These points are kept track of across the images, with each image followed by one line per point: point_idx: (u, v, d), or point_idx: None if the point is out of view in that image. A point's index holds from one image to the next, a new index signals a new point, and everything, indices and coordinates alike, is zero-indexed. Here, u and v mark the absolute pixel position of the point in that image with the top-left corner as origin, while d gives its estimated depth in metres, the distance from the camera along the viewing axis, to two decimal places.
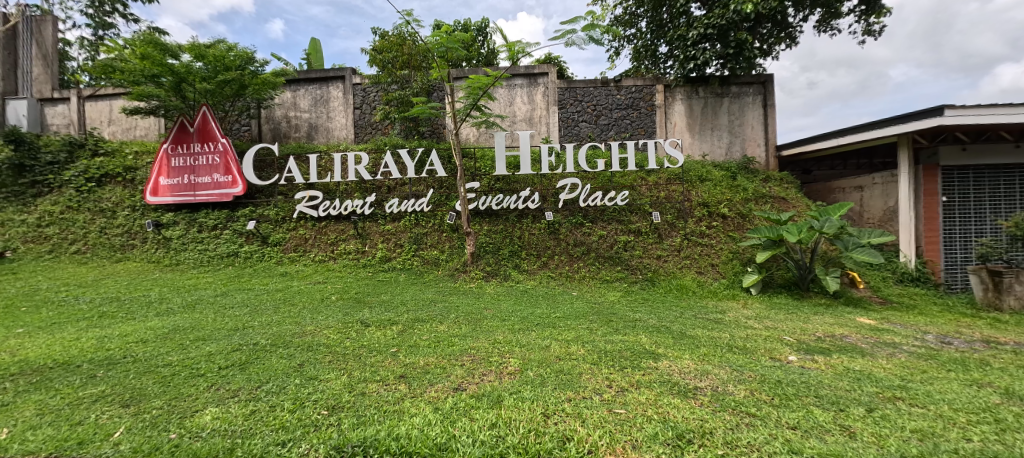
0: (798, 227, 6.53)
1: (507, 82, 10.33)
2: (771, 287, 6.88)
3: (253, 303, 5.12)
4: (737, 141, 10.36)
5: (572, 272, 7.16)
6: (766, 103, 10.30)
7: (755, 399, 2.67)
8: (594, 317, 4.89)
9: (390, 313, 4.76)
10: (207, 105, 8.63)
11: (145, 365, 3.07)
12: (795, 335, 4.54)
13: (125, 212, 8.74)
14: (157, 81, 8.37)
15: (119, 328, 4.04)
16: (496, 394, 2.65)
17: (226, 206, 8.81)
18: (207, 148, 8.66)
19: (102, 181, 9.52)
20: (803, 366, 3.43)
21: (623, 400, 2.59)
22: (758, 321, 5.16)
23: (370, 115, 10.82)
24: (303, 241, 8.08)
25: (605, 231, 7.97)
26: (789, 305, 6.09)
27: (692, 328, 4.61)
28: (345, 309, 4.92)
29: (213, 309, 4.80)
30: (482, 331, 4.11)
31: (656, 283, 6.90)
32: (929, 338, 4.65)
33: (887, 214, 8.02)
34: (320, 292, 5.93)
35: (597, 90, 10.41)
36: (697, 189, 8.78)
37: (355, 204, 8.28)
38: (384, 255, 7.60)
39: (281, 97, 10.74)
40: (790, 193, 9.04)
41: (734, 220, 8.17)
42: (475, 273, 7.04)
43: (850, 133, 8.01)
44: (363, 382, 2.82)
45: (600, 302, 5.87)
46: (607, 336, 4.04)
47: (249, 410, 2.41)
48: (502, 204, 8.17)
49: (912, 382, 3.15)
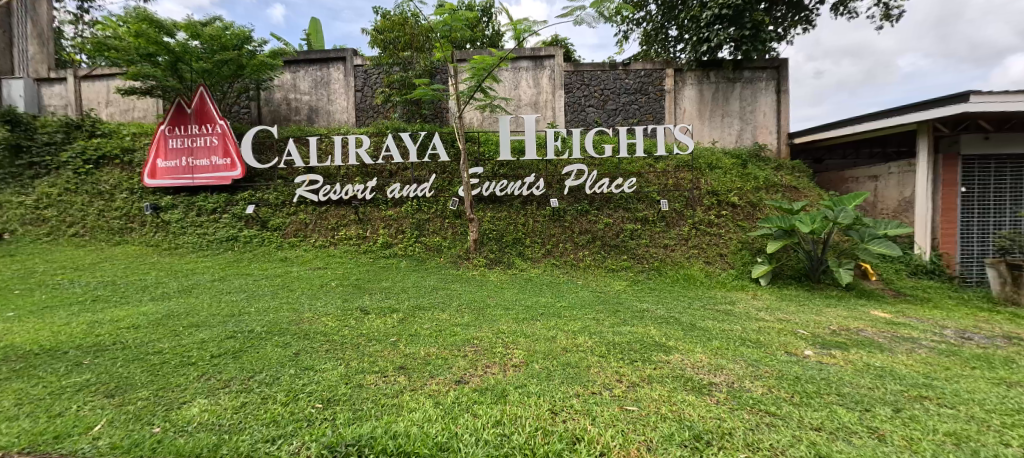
0: (811, 217, 6.41)
1: (512, 65, 10.06)
2: (781, 278, 6.73)
3: (251, 289, 4.99)
4: (748, 127, 10.12)
5: (577, 260, 7.01)
6: (779, 89, 10.04)
7: (775, 397, 2.52)
8: (600, 307, 4.75)
9: (391, 301, 4.63)
10: (204, 86, 8.42)
11: (134, 352, 2.94)
12: (809, 328, 4.40)
13: (123, 195, 8.60)
14: (154, 60, 8.15)
15: (112, 313, 3.91)
16: (501, 387, 2.52)
17: (225, 190, 8.65)
18: (205, 129, 8.49)
19: (100, 162, 9.38)
20: (822, 361, 3.29)
21: (636, 397, 2.44)
22: (771, 312, 5.02)
23: (372, 98, 10.59)
24: (304, 226, 7.94)
25: (611, 219, 7.79)
26: (800, 297, 5.94)
27: (701, 320, 4.48)
28: (345, 296, 4.81)
29: (209, 294, 4.69)
30: (488, 320, 3.99)
31: (663, 273, 6.75)
32: (949, 333, 4.49)
33: (902, 205, 7.82)
34: (319, 278, 5.79)
35: (604, 75, 10.16)
36: (706, 177, 8.56)
37: (356, 189, 8.12)
38: (385, 241, 7.46)
39: (282, 78, 10.53)
40: (802, 181, 8.79)
41: (745, 209, 7.97)
42: (478, 260, 6.89)
43: (868, 120, 7.77)
44: (362, 373, 2.69)
45: (605, 291, 5.75)
46: (615, 327, 3.90)
47: (239, 403, 2.27)
48: (506, 190, 7.99)
49: (937, 380, 3.00)
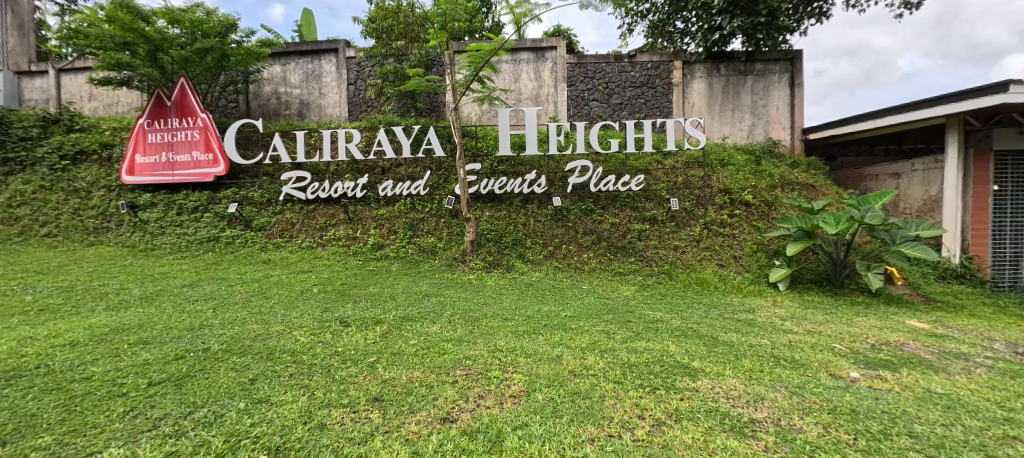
0: (835, 217, 5.94)
1: (513, 56, 9.57)
2: (800, 283, 6.25)
3: (222, 296, 4.49)
4: (760, 123, 9.64)
5: (581, 263, 6.52)
6: (793, 82, 9.55)
7: (835, 442, 2.04)
8: (610, 317, 4.26)
9: (376, 310, 4.15)
10: (185, 76, 7.94)
11: (58, 378, 2.46)
12: (846, 342, 3.92)
13: (100, 193, 8.14)
14: (131, 49, 7.67)
15: (52, 326, 3.41)
16: (496, 429, 2.06)
17: (208, 187, 8.18)
18: (185, 123, 8.00)
19: (77, 158, 8.89)
20: (873, 386, 2.81)
21: (664, 442, 1.99)
22: (797, 323, 4.55)
23: (365, 91, 10.11)
24: (290, 226, 7.46)
25: (617, 219, 7.31)
26: (825, 304, 5.47)
27: (722, 332, 3.99)
28: (326, 304, 4.32)
29: (173, 303, 4.20)
30: (483, 334, 3.50)
31: (673, 277, 6.26)
32: (1000, 347, 4.02)
33: (928, 204, 7.33)
34: (301, 283, 5.29)
35: (609, 67, 9.67)
36: (718, 174, 8.08)
37: (345, 186, 7.62)
38: (376, 242, 6.97)
39: (271, 71, 10.05)
40: (819, 179, 8.30)
41: (759, 208, 7.49)
42: (475, 263, 6.39)
43: (892, 114, 7.25)
44: (326, 408, 2.20)
45: (612, 298, 5.27)
46: (628, 343, 3.40)
47: (162, 454, 1.86)
48: (505, 188, 7.51)
49: (1017, 413, 2.52)
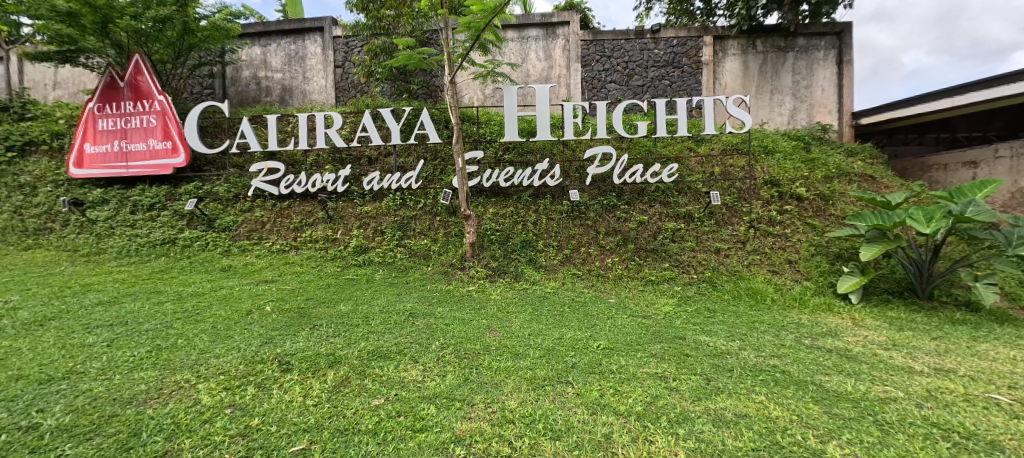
0: (926, 212, 4.74)
1: (519, 33, 8.41)
2: (877, 293, 5.05)
3: (139, 319, 3.37)
4: (803, 106, 8.44)
5: (605, 270, 5.35)
6: (840, 59, 8.34)
7: None
8: (659, 349, 3.12)
9: (335, 341, 3.00)
10: (139, 53, 6.86)
11: None
12: (1005, 389, 2.76)
13: (46, 189, 7.03)
14: (75, 20, 6.57)
15: None
16: None
17: (169, 181, 7.08)
18: (141, 107, 6.93)
19: (26, 150, 7.79)
20: None
21: None
22: (909, 355, 3.36)
23: (353, 75, 9.01)
24: (259, 226, 6.33)
25: (646, 216, 6.14)
26: (922, 323, 4.29)
27: (823, 375, 2.80)
28: (273, 332, 3.18)
29: (63, 331, 3.07)
30: (485, 385, 2.36)
31: (719, 287, 5.07)
32: None
33: (1017, 198, 6.21)
34: (256, 298, 4.14)
35: (629, 44, 8.48)
36: (761, 164, 6.91)
37: (325, 179, 6.50)
38: (359, 244, 5.83)
39: (249, 53, 8.95)
40: (879, 169, 7.10)
41: (814, 202, 6.30)
42: (476, 270, 5.24)
43: (975, 90, 5.99)
44: None
45: (651, 317, 4.11)
46: (704, 402, 2.25)
47: None
48: (513, 179, 6.35)
49: None
